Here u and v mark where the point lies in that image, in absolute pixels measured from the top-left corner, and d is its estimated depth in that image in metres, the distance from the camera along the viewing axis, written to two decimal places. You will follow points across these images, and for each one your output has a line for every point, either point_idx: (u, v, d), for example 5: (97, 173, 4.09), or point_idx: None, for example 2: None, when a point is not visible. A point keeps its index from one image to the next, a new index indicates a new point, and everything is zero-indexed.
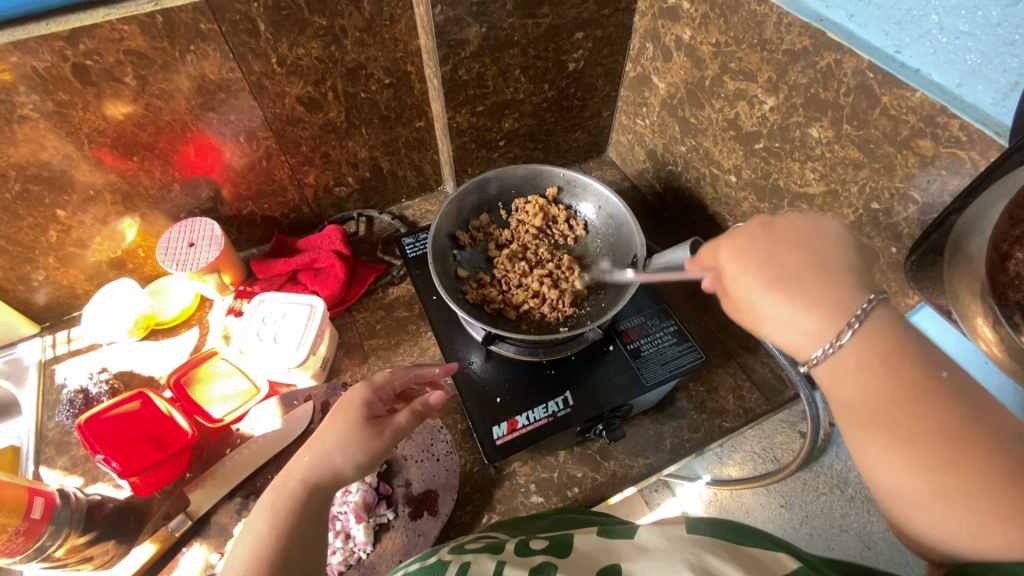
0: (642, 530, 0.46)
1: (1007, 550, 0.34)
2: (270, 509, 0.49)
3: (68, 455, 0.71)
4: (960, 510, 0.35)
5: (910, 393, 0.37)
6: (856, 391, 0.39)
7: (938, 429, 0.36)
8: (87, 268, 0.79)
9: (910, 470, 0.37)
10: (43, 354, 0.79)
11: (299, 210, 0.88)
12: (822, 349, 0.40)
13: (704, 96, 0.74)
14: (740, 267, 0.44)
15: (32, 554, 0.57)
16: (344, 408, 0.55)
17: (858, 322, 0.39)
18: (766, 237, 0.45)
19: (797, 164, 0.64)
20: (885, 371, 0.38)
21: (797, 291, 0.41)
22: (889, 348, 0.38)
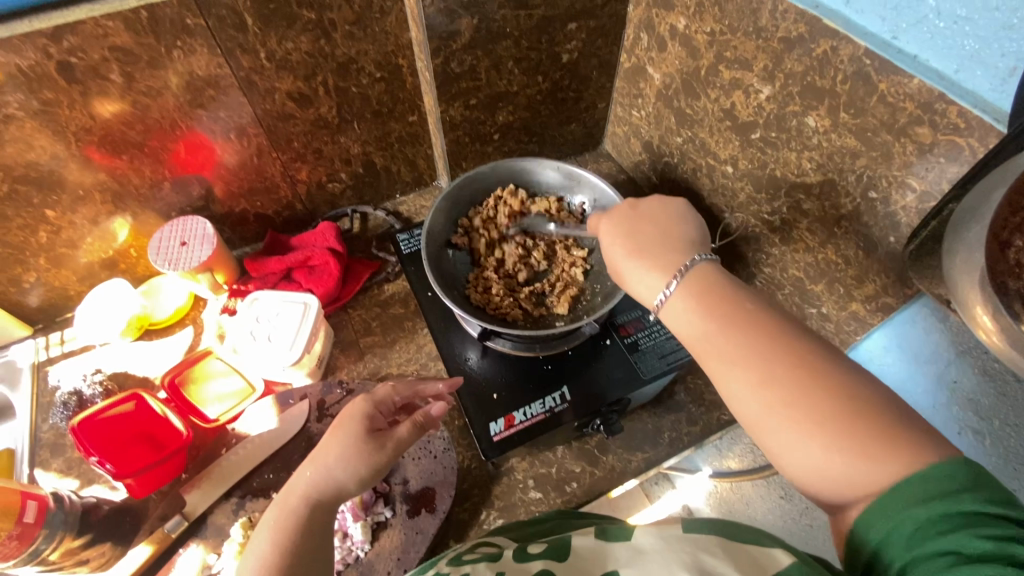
0: (639, 533, 0.46)
1: (826, 446, 0.38)
2: (273, 528, 0.49)
3: (63, 458, 0.70)
4: (784, 422, 0.39)
5: (732, 326, 0.44)
6: (689, 325, 0.46)
7: (757, 348, 0.42)
8: (79, 269, 0.78)
9: (752, 387, 0.41)
10: (37, 356, 0.79)
11: (293, 208, 0.87)
12: (663, 292, 0.49)
13: (700, 87, 0.73)
14: (608, 231, 0.55)
15: (26, 558, 0.56)
16: (344, 423, 0.55)
17: (681, 273, 0.48)
18: (626, 215, 0.56)
19: (794, 154, 0.63)
20: (722, 308, 0.45)
21: (643, 253, 0.52)
22: (708, 289, 0.47)
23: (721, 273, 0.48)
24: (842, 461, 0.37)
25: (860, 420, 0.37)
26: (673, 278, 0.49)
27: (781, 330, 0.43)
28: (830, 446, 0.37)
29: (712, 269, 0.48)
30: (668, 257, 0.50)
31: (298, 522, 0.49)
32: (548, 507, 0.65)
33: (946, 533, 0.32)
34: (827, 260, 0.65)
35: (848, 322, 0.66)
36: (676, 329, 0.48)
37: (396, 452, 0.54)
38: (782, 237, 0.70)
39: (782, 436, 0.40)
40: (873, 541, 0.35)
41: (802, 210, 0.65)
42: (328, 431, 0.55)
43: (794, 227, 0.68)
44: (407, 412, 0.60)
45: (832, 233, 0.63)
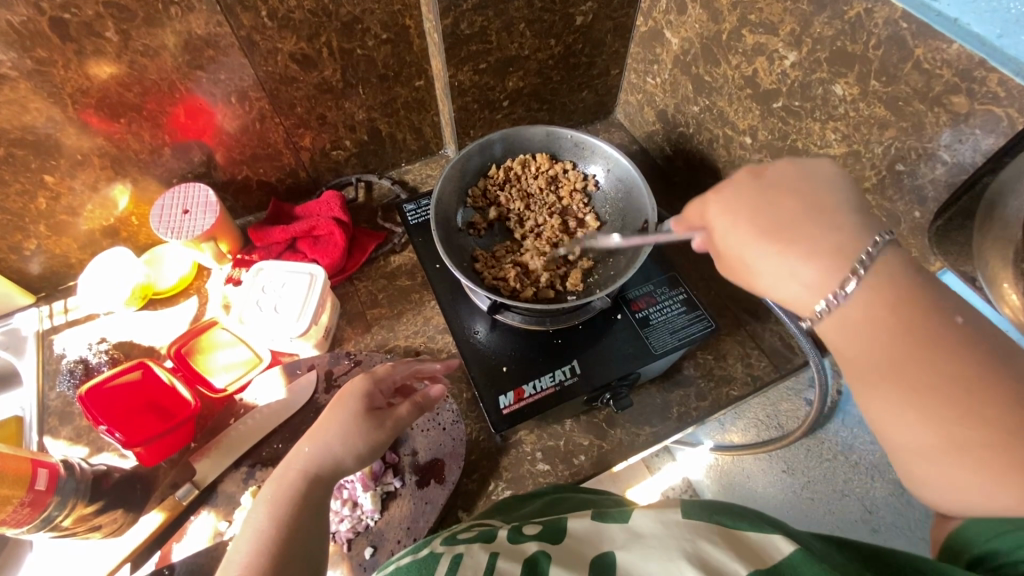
0: (637, 514, 0.47)
1: (1019, 500, 0.33)
2: (268, 503, 0.48)
3: (71, 426, 0.70)
4: (963, 463, 0.34)
5: (925, 346, 0.36)
6: (856, 341, 0.39)
7: (903, 354, 0.37)
8: (80, 237, 0.77)
9: (924, 423, 0.35)
10: (41, 325, 0.78)
11: (296, 175, 0.85)
12: (824, 301, 0.40)
13: (720, 52, 0.70)
14: (724, 219, 0.45)
15: (39, 524, 0.56)
16: (343, 399, 0.55)
17: (862, 270, 0.39)
18: (756, 188, 0.44)
19: (817, 124, 0.61)
20: (882, 312, 0.38)
21: (789, 240, 0.41)
22: (886, 287, 0.38)
23: (908, 262, 0.39)
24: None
25: None
26: (848, 281, 0.39)
27: (994, 352, 0.35)
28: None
29: (898, 257, 0.39)
30: (831, 245, 0.40)
31: (304, 502, 0.49)
32: (556, 479, 0.66)
33: None
34: None
35: None
36: (829, 336, 0.41)
37: (395, 430, 0.55)
38: None
39: (942, 463, 0.35)
40: (981, 549, 0.34)
41: None
42: (326, 409, 0.55)
43: None
44: (404, 394, 0.60)
45: None
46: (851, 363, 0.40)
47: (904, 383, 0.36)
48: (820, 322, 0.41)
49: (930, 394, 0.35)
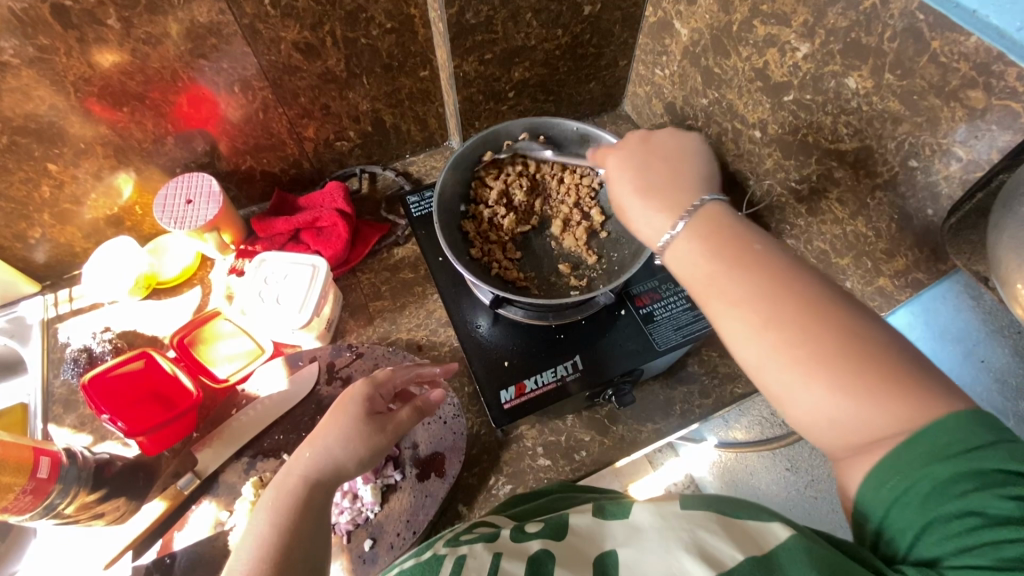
0: (636, 508, 0.46)
1: (830, 388, 0.38)
2: (270, 508, 0.48)
3: (75, 414, 0.71)
4: (786, 362, 0.39)
5: (739, 266, 0.44)
6: (693, 268, 0.46)
7: (735, 275, 0.43)
8: (84, 226, 0.77)
9: (753, 332, 0.41)
10: (46, 313, 0.78)
11: (300, 166, 0.85)
12: (668, 233, 0.48)
13: (731, 43, 0.68)
14: (615, 166, 0.55)
15: (42, 511, 0.56)
16: (345, 404, 0.55)
17: (690, 213, 0.48)
18: (636, 150, 0.55)
19: (829, 118, 0.60)
20: (713, 244, 0.45)
21: (653, 191, 0.51)
22: (711, 230, 0.46)
23: (731, 214, 0.47)
24: (850, 405, 0.37)
25: (878, 367, 0.37)
26: (681, 219, 0.48)
27: (794, 274, 0.42)
28: (845, 388, 0.37)
29: (722, 209, 0.48)
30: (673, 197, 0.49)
31: (305, 506, 0.48)
32: (557, 474, 0.66)
33: (968, 496, 0.32)
34: (856, 233, 0.62)
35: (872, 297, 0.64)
36: (676, 271, 0.47)
37: (396, 434, 0.55)
38: (810, 207, 0.67)
39: (775, 372, 0.40)
40: (877, 518, 0.36)
41: (834, 178, 0.62)
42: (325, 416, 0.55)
43: (823, 197, 0.64)
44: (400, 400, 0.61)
45: (865, 204, 0.60)
46: (698, 293, 0.46)
47: (735, 300, 0.43)
48: (668, 258, 0.48)
49: (757, 309, 0.41)
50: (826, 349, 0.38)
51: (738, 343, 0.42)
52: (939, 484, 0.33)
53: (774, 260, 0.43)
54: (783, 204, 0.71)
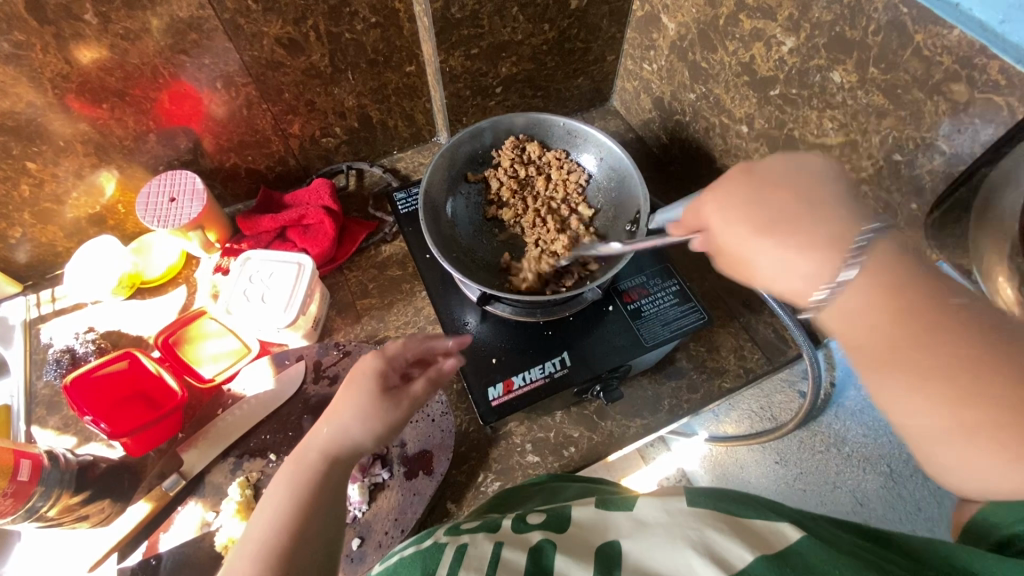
0: (641, 503, 0.47)
1: (1021, 474, 0.35)
2: (286, 483, 0.48)
3: (59, 415, 0.70)
4: (967, 448, 0.36)
5: (922, 331, 0.39)
6: (861, 332, 0.41)
7: (900, 341, 0.39)
8: (66, 225, 0.76)
9: (929, 414, 0.37)
10: (28, 314, 0.77)
11: (285, 163, 0.84)
12: (824, 289, 0.42)
13: (718, 37, 0.68)
14: (720, 215, 0.47)
15: (23, 515, 0.55)
16: (356, 380, 0.54)
17: (856, 258, 0.41)
18: (748, 184, 0.47)
19: (815, 112, 0.60)
20: (878, 294, 0.40)
21: (779, 229, 0.44)
22: (878, 272, 0.41)
23: (896, 252, 0.41)
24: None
25: None
26: (846, 266, 0.41)
27: (973, 330, 0.38)
28: (1022, 468, 0.35)
29: (888, 248, 0.41)
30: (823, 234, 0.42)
31: (324, 482, 0.48)
32: (545, 470, 0.66)
33: None
34: None
35: None
36: (835, 329, 0.43)
37: (410, 409, 0.54)
38: None
39: (952, 450, 0.37)
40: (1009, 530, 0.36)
41: None
42: (340, 390, 0.54)
43: None
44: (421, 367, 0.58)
45: None
46: (859, 360, 0.41)
47: (902, 376, 0.39)
48: (822, 315, 0.43)
49: (925, 387, 0.38)
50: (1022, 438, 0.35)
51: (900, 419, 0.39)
52: None
53: (964, 313, 0.38)
54: None
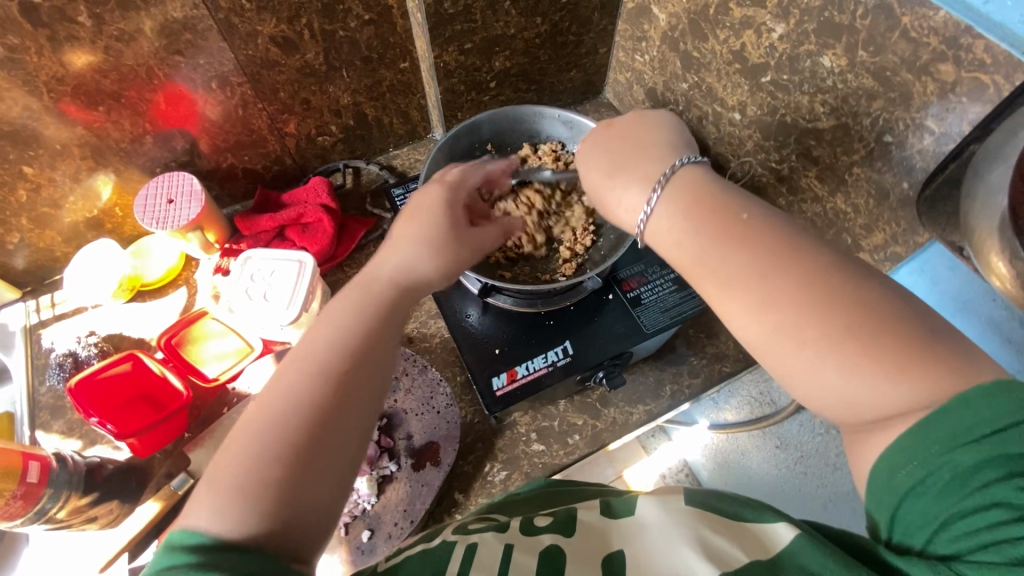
0: (641, 503, 0.48)
1: (820, 358, 0.37)
2: (348, 311, 0.48)
3: (63, 420, 0.70)
4: (785, 340, 0.39)
5: (723, 237, 0.42)
6: (678, 247, 0.45)
7: (712, 248, 0.43)
8: (64, 230, 0.76)
9: (748, 310, 0.40)
10: (28, 319, 0.77)
11: (282, 162, 0.84)
12: (645, 209, 0.46)
13: (708, 27, 0.69)
14: (586, 151, 0.53)
15: (33, 516, 0.56)
16: (425, 212, 0.55)
17: (663, 181, 0.46)
18: (607, 134, 0.52)
19: (806, 97, 0.61)
20: (700, 218, 0.44)
21: (625, 168, 0.49)
22: (693, 197, 0.45)
23: (708, 176, 0.46)
24: (836, 374, 0.37)
25: (872, 336, 0.36)
26: (654, 189, 0.46)
27: (795, 239, 0.41)
28: (830, 356, 0.37)
29: (698, 171, 0.46)
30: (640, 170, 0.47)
31: (385, 322, 0.48)
32: (551, 458, 0.67)
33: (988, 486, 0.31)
34: (835, 210, 0.63)
35: None
36: (660, 248, 0.46)
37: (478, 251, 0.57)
38: (790, 186, 0.68)
39: (787, 356, 0.39)
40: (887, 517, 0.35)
41: (812, 157, 0.63)
42: (400, 219, 0.55)
43: (802, 175, 0.66)
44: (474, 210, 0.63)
45: (843, 181, 0.61)
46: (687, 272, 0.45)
47: (727, 279, 0.42)
48: (648, 237, 0.47)
49: (743, 290, 0.41)
50: (829, 324, 0.37)
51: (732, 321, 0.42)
52: (962, 467, 0.32)
53: (765, 223, 0.42)
54: (764, 184, 0.72)
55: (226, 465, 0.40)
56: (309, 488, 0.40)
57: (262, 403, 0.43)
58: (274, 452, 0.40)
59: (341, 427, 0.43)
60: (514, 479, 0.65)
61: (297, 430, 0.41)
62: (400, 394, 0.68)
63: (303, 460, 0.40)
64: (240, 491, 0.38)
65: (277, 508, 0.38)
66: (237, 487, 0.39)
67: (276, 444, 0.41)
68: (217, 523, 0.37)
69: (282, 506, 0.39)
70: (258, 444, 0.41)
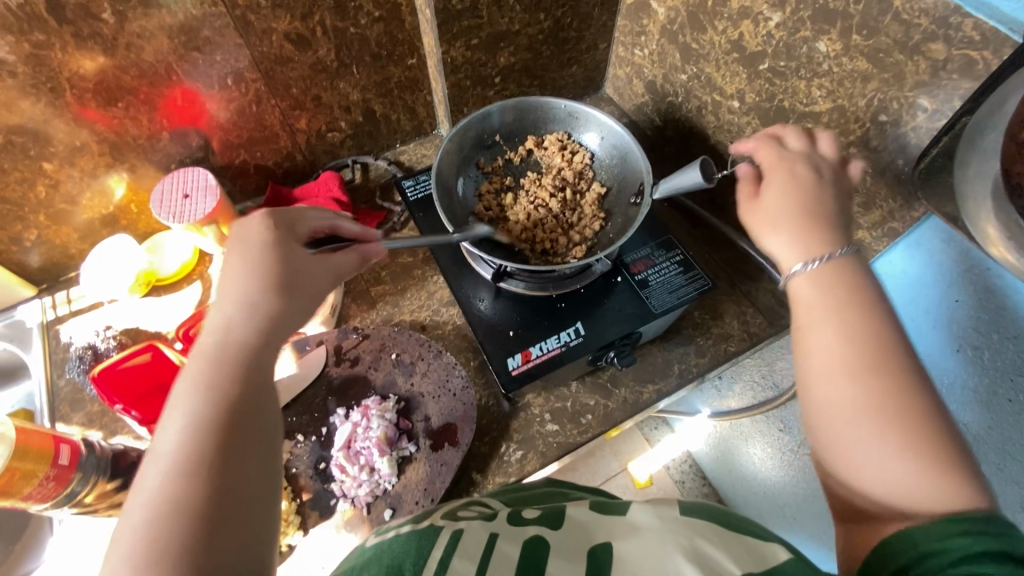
0: (636, 509, 0.49)
1: (913, 465, 0.39)
2: (194, 380, 0.42)
3: (83, 412, 0.71)
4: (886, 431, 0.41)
5: (862, 306, 0.47)
6: (819, 298, 0.48)
7: (847, 305, 0.47)
8: (80, 226, 0.77)
9: (855, 386, 0.43)
10: (45, 316, 0.78)
11: (293, 158, 0.86)
12: (800, 265, 0.50)
13: (706, 18, 0.72)
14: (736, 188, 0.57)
15: (62, 499, 0.56)
16: (243, 243, 0.48)
17: (825, 258, 0.49)
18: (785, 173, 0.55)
19: (803, 82, 0.63)
20: (845, 294, 0.47)
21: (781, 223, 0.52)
22: (847, 282, 0.48)
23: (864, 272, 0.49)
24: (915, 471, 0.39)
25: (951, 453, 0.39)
26: (817, 258, 0.49)
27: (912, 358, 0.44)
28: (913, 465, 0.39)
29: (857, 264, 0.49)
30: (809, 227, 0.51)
31: (215, 368, 0.42)
32: (564, 437, 0.68)
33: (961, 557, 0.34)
34: None
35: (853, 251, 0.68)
36: (798, 293, 0.50)
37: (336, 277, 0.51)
38: None
39: (871, 453, 0.41)
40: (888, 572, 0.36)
41: None
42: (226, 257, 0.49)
43: None
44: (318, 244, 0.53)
45: None
46: (798, 323, 0.49)
47: (839, 341, 0.45)
48: (791, 285, 0.50)
49: (852, 352, 0.44)
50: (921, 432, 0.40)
51: (820, 385, 0.45)
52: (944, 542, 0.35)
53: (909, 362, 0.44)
54: None
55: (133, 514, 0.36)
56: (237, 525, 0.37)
57: (155, 447, 0.39)
58: (172, 526, 0.36)
59: (253, 446, 0.40)
60: (530, 458, 0.67)
61: (212, 452, 0.39)
62: (417, 377, 0.69)
63: (216, 501, 0.37)
64: (151, 549, 0.35)
65: (197, 559, 0.35)
66: (155, 546, 0.35)
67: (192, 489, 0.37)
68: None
69: (203, 553, 0.35)
70: (161, 497, 0.37)
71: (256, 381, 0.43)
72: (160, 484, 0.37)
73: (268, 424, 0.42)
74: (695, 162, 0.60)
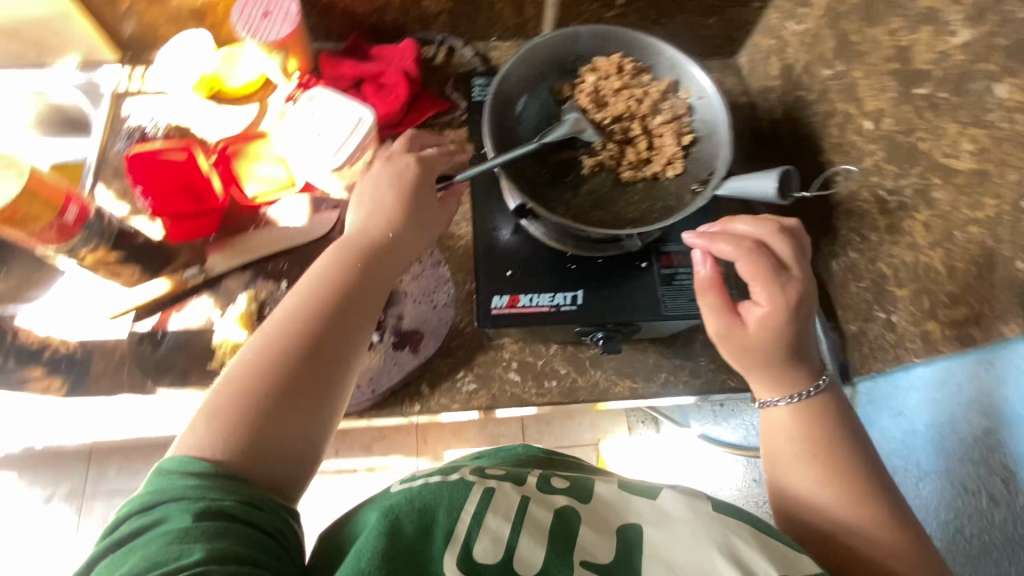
0: (664, 492, 0.46)
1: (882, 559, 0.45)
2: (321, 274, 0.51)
3: (120, 183, 0.76)
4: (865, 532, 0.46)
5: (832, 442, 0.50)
6: (791, 434, 0.51)
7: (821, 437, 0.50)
8: (171, 10, 0.78)
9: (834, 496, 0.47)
10: (119, 85, 0.82)
11: (384, 14, 0.81)
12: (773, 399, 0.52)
13: (884, 10, 0.58)
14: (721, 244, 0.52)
15: (64, 249, 0.62)
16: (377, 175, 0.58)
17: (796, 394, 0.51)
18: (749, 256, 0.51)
19: (956, 127, 0.51)
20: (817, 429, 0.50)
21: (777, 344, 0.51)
22: (834, 418, 0.51)
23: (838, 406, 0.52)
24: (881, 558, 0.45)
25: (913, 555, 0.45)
26: (787, 395, 0.51)
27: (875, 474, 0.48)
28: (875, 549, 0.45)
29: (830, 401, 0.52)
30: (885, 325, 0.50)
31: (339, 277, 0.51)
32: (521, 392, 0.66)
33: None
34: (928, 265, 0.55)
35: (913, 339, 0.58)
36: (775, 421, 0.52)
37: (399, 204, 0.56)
38: (890, 223, 0.59)
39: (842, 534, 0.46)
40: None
41: (929, 198, 0.54)
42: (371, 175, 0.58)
43: (909, 215, 0.57)
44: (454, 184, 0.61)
45: (951, 235, 0.52)
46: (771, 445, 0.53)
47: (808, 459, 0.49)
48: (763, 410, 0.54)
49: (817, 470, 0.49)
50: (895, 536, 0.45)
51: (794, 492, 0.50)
52: None
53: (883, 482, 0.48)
54: (862, 211, 0.63)
55: (204, 413, 0.42)
56: (287, 430, 0.43)
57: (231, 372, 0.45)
58: (244, 405, 0.42)
59: (323, 361, 0.46)
60: (480, 395, 0.66)
61: (261, 405, 0.42)
62: (407, 276, 0.69)
63: (277, 409, 0.43)
64: (212, 440, 0.41)
65: (250, 446, 0.41)
66: (225, 420, 0.41)
67: (250, 402, 0.43)
68: (193, 456, 0.39)
69: (243, 450, 0.40)
70: (230, 401, 0.43)
71: (343, 324, 0.48)
72: (242, 377, 0.44)
73: (330, 373, 0.46)
74: (773, 171, 0.55)
